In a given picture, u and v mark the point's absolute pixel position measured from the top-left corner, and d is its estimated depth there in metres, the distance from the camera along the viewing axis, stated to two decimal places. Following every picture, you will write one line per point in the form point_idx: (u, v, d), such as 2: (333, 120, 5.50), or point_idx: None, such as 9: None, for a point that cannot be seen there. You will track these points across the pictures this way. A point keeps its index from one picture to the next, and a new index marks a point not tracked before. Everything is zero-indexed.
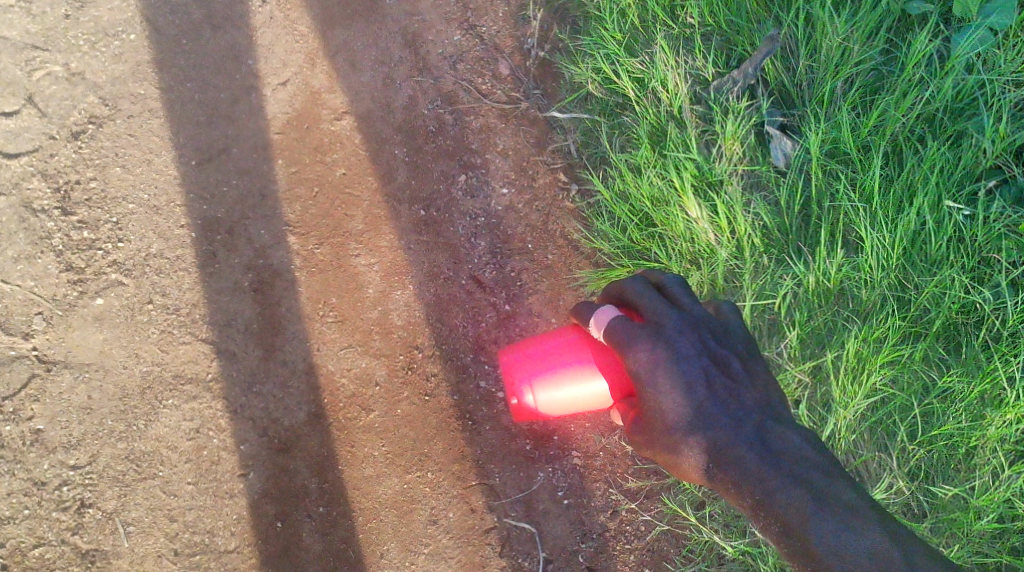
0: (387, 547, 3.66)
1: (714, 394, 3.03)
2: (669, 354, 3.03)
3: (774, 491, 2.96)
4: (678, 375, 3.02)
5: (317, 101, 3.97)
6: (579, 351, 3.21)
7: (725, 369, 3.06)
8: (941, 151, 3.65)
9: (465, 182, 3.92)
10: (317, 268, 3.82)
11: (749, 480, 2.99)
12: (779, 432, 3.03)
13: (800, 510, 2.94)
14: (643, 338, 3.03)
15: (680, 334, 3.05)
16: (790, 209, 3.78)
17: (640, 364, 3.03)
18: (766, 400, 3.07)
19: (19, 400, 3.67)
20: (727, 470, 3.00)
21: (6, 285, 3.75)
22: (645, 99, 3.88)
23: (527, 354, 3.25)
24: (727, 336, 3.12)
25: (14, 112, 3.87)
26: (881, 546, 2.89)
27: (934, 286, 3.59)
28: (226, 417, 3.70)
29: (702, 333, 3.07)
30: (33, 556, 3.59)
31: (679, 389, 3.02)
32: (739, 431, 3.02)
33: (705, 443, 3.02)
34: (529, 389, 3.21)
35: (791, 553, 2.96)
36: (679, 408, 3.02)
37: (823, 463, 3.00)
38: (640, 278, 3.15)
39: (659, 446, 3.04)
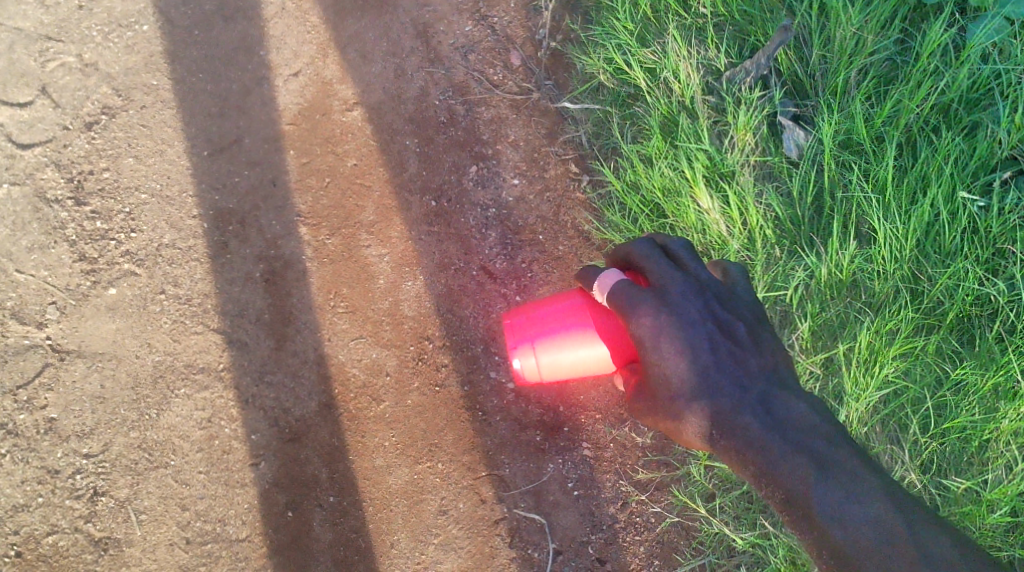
0: (397, 537, 3.67)
1: (719, 362, 3.02)
2: (673, 320, 3.02)
3: (778, 459, 2.95)
4: (681, 341, 3.01)
5: (328, 91, 3.98)
6: (582, 317, 3.24)
7: (730, 335, 3.05)
8: (955, 142, 3.64)
9: (476, 173, 3.92)
10: (328, 259, 3.83)
11: (752, 447, 2.97)
12: (784, 400, 3.01)
13: (804, 479, 2.92)
14: (647, 304, 3.03)
15: (685, 299, 3.04)
16: (803, 200, 3.77)
17: (644, 330, 3.02)
18: (772, 367, 3.05)
19: (33, 389, 3.70)
20: (729, 437, 2.99)
21: (21, 275, 3.77)
22: (657, 90, 3.88)
23: (531, 318, 3.29)
24: (733, 301, 3.10)
25: (28, 103, 3.89)
26: (885, 516, 2.89)
27: (948, 278, 3.58)
28: (237, 406, 3.72)
29: (707, 298, 3.06)
30: (46, 544, 3.62)
31: (682, 355, 3.02)
32: (743, 399, 3.01)
33: (708, 410, 3.01)
34: (532, 351, 3.26)
35: (794, 523, 2.93)
36: (682, 375, 3.02)
37: (828, 431, 2.98)
38: (647, 240, 3.14)
39: (661, 413, 3.04)
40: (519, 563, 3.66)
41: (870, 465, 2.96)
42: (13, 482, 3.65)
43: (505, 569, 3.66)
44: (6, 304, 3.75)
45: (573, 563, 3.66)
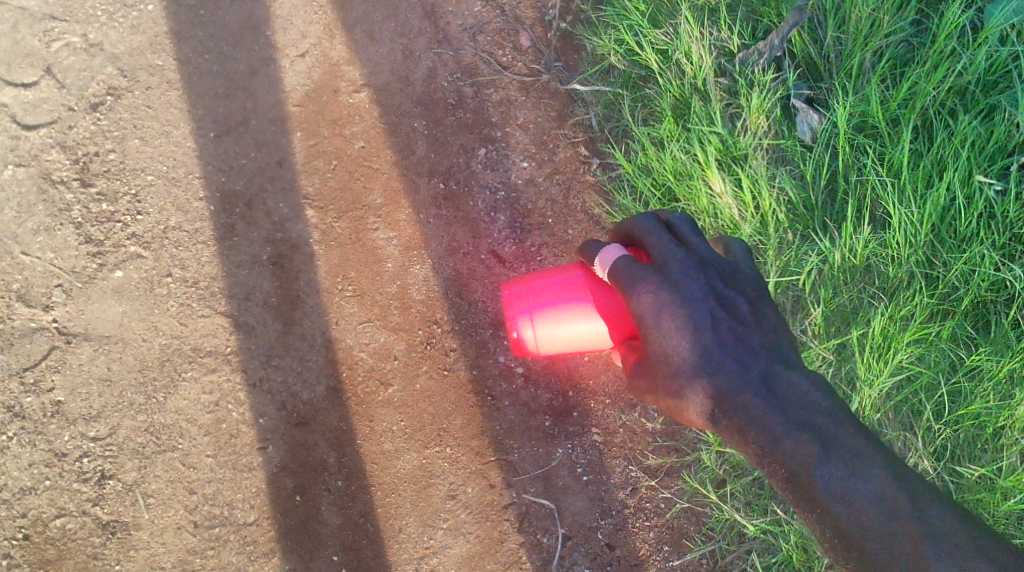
0: (406, 521, 3.65)
1: (721, 339, 2.98)
2: (673, 296, 2.99)
3: (780, 438, 2.91)
4: (682, 318, 2.98)
5: (336, 72, 3.94)
6: (582, 292, 3.22)
7: (732, 312, 3.00)
8: (973, 125, 3.58)
9: (485, 155, 3.89)
10: (336, 242, 3.80)
11: (754, 426, 2.93)
12: (786, 377, 2.96)
13: (807, 456, 2.88)
14: (648, 281, 3.00)
15: (686, 275, 3.01)
16: (816, 184, 3.73)
17: (644, 307, 2.99)
18: (775, 344, 3.00)
19: (39, 371, 3.68)
20: (731, 416, 2.95)
21: (27, 257, 3.74)
22: (668, 72, 3.83)
23: (531, 290, 3.26)
24: (736, 277, 3.05)
25: (33, 83, 3.86)
26: (889, 494, 2.84)
27: (964, 263, 3.53)
28: (244, 390, 3.70)
29: (709, 274, 3.02)
30: (54, 527, 3.60)
31: (683, 332, 2.98)
32: (745, 377, 2.96)
33: (710, 388, 2.96)
34: (531, 324, 3.24)
35: (796, 501, 2.89)
36: (683, 353, 2.98)
37: (831, 409, 2.93)
38: (649, 215, 3.11)
39: (662, 391, 3.01)
40: (528, 549, 3.64)
41: (876, 443, 2.91)
42: (20, 465, 3.63)
43: (513, 554, 3.64)
44: (12, 286, 3.72)
45: (583, 548, 3.64)
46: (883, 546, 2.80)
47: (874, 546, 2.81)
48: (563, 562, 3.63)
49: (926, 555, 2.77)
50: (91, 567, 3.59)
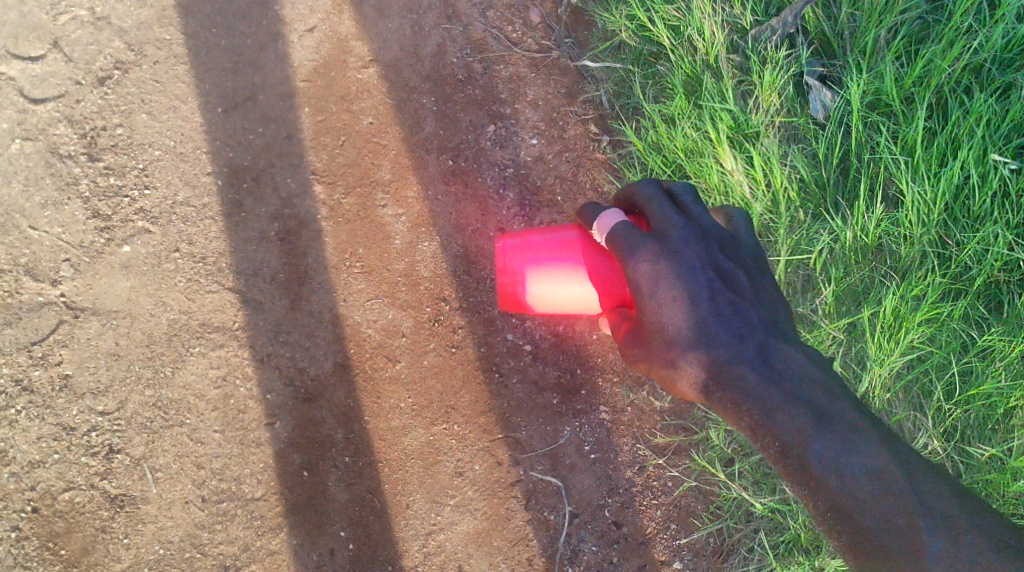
0: (413, 498, 3.64)
1: (718, 311, 2.95)
2: (673, 266, 2.96)
3: (776, 411, 2.89)
4: (680, 288, 2.95)
5: (344, 48, 3.91)
6: (576, 254, 3.19)
7: (730, 284, 2.99)
8: (988, 103, 3.54)
9: (495, 132, 3.87)
10: (344, 219, 3.79)
11: (749, 399, 2.91)
12: (782, 351, 2.94)
13: (801, 431, 2.88)
14: (646, 249, 2.97)
15: (685, 245, 2.99)
16: (828, 162, 3.71)
17: (642, 274, 2.97)
18: (772, 318, 2.98)
19: (48, 345, 3.65)
20: (726, 389, 2.92)
21: (34, 231, 3.72)
22: (680, 48, 3.81)
23: (524, 246, 3.23)
24: (736, 249, 3.04)
25: (40, 57, 3.84)
26: (884, 467, 2.84)
27: (977, 243, 3.50)
28: (252, 365, 3.69)
29: (709, 245, 3.00)
30: (63, 500, 3.58)
31: (680, 303, 2.95)
32: (741, 350, 2.93)
33: (706, 361, 2.93)
34: (523, 282, 3.23)
35: (790, 474, 2.89)
36: (680, 324, 2.95)
37: (827, 382, 2.93)
38: (651, 182, 3.09)
39: (656, 361, 2.96)
40: (535, 526, 3.64)
41: (869, 417, 2.91)
42: (28, 439, 3.60)
43: (521, 531, 3.63)
44: (20, 260, 3.69)
45: (590, 526, 3.64)
46: (876, 520, 2.81)
47: (867, 520, 2.82)
48: (570, 540, 3.63)
49: (919, 530, 2.79)
50: (99, 541, 3.56)
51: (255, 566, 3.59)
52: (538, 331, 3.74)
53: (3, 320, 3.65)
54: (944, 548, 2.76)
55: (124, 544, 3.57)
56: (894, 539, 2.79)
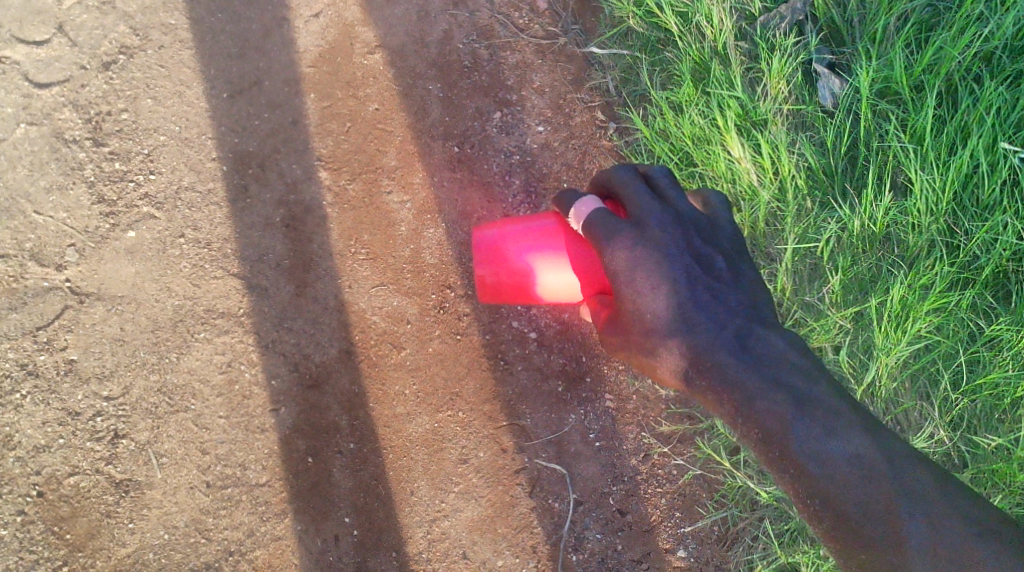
0: (418, 485, 3.64)
1: (697, 297, 2.95)
2: (649, 252, 2.96)
3: (755, 398, 2.85)
4: (657, 274, 2.95)
5: (350, 33, 3.90)
6: (557, 241, 3.18)
7: (709, 269, 2.98)
8: (998, 92, 3.51)
9: (501, 119, 3.87)
10: (349, 205, 3.78)
11: (728, 385, 2.88)
12: (761, 335, 2.92)
13: (781, 417, 2.83)
14: (623, 236, 2.97)
15: (662, 230, 2.98)
16: (836, 150, 3.68)
17: (618, 262, 2.96)
18: (751, 302, 2.97)
19: (53, 330, 3.65)
20: (705, 375, 2.90)
21: (39, 217, 3.71)
22: (688, 35, 3.79)
23: (504, 234, 3.22)
24: (714, 233, 3.04)
25: (45, 41, 3.83)
26: (865, 454, 2.80)
27: (986, 232, 3.48)
28: (257, 351, 3.68)
29: (687, 230, 3.00)
30: (68, 485, 3.57)
31: (658, 289, 2.95)
32: (720, 335, 2.92)
33: (684, 347, 2.93)
34: (503, 269, 3.21)
35: (770, 461, 2.84)
36: (659, 311, 2.94)
37: (807, 367, 2.89)
38: (627, 167, 3.08)
39: (635, 348, 2.97)
40: (540, 513, 3.63)
41: (851, 403, 2.87)
42: (33, 424, 3.60)
43: (525, 518, 3.63)
44: (26, 245, 3.69)
45: (594, 514, 3.63)
46: (858, 506, 2.76)
47: (850, 505, 2.77)
48: (574, 527, 3.63)
49: (900, 515, 2.75)
50: (104, 526, 3.56)
51: (260, 552, 3.58)
52: (543, 319, 3.73)
53: (8, 305, 3.65)
54: (925, 536, 2.74)
55: (129, 529, 3.56)
56: (875, 526, 2.75)
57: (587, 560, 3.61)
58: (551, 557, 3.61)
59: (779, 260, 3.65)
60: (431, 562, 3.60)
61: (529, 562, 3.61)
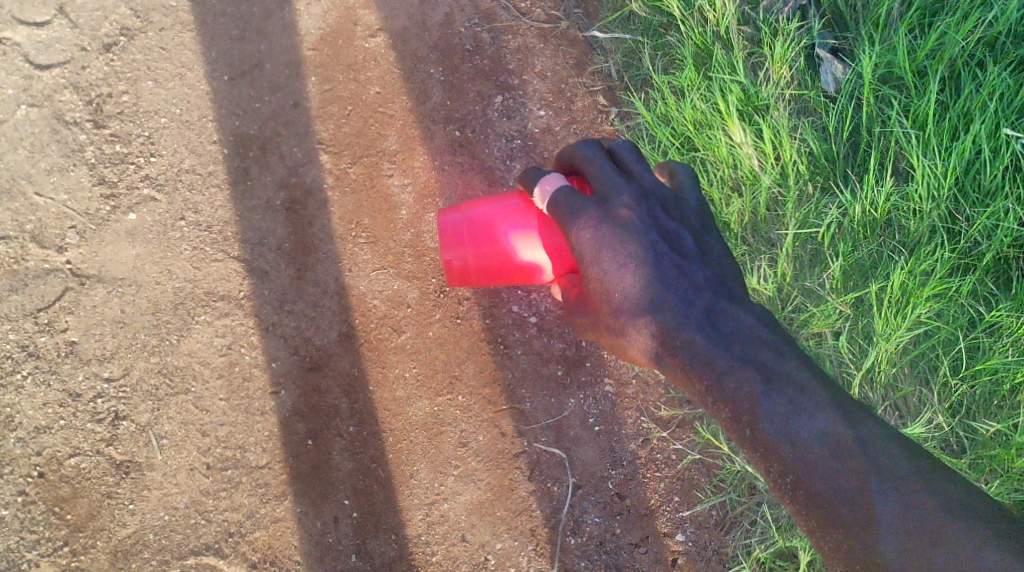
0: (417, 468, 3.65)
1: (664, 275, 2.96)
2: (614, 230, 2.98)
3: (724, 375, 2.85)
4: (623, 252, 2.97)
5: (351, 16, 3.90)
6: (524, 220, 3.21)
7: (675, 245, 3.00)
8: (1001, 77, 3.51)
9: (502, 103, 3.86)
10: (350, 188, 3.78)
11: (697, 363, 2.89)
12: (729, 312, 2.92)
13: (749, 394, 2.81)
14: (587, 214, 3.00)
15: (627, 207, 3.01)
16: (838, 136, 3.68)
17: (583, 241, 2.99)
18: (718, 278, 2.98)
19: (54, 312, 3.65)
20: (675, 354, 2.92)
21: (39, 198, 3.71)
22: (690, 19, 3.78)
23: (469, 216, 3.24)
24: (679, 208, 3.05)
25: (46, 22, 3.82)
26: (835, 431, 2.75)
27: (987, 218, 3.47)
28: (258, 334, 3.69)
29: (652, 206, 3.02)
30: (69, 466, 3.58)
31: (625, 267, 2.97)
32: (690, 312, 2.93)
33: (653, 326, 2.95)
34: (471, 251, 3.24)
35: (740, 439, 2.82)
36: (627, 290, 2.97)
37: (773, 342, 2.87)
38: (592, 145, 3.10)
39: (605, 328, 3.01)
40: (539, 497, 3.64)
41: (823, 380, 2.82)
42: (34, 405, 3.61)
43: (524, 501, 3.64)
44: (27, 227, 3.69)
45: (593, 497, 3.65)
46: (828, 484, 2.72)
47: (819, 485, 2.72)
48: (573, 511, 3.64)
49: (870, 493, 2.70)
50: (104, 507, 3.56)
51: (260, 533, 3.59)
52: (544, 304, 3.75)
53: (9, 286, 3.65)
54: (896, 515, 2.68)
55: (130, 510, 3.57)
56: (846, 506, 2.70)
57: (586, 544, 3.62)
58: (549, 540, 3.62)
59: (779, 245, 3.65)
60: (430, 545, 3.61)
61: (527, 545, 3.62)
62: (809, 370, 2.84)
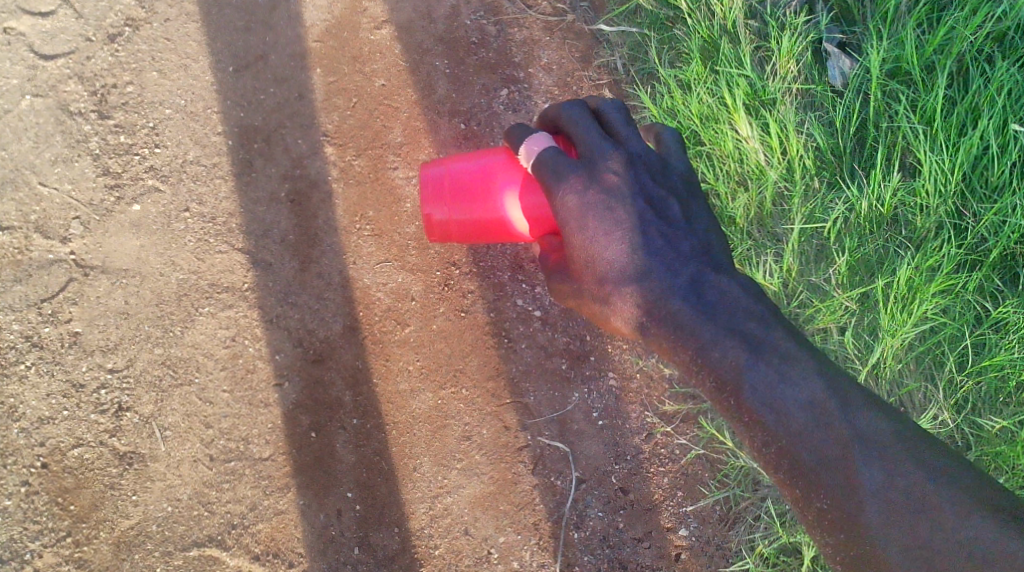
0: (421, 460, 3.64)
1: (650, 243, 2.97)
2: (600, 197, 2.96)
3: (709, 344, 2.86)
4: (609, 220, 2.96)
5: (357, 9, 3.91)
6: (506, 176, 3.18)
7: (661, 213, 2.99)
8: (1010, 73, 3.49)
9: (508, 96, 3.85)
10: (354, 181, 3.77)
11: (683, 332, 2.90)
12: (716, 281, 2.94)
13: (735, 363, 2.83)
14: (573, 179, 2.96)
15: (614, 172, 2.98)
16: (845, 130, 3.67)
17: (569, 207, 2.96)
18: (705, 246, 2.99)
19: (57, 303, 3.64)
20: (660, 324, 2.92)
21: (44, 188, 3.70)
22: (697, 12, 3.77)
23: (451, 173, 3.24)
24: (665, 173, 3.04)
25: (51, 12, 3.83)
26: (819, 398, 2.80)
27: (994, 214, 3.46)
28: (262, 326, 3.68)
29: (639, 171, 3.00)
30: (72, 457, 3.58)
31: (611, 236, 2.96)
32: (675, 281, 2.94)
33: (638, 295, 2.95)
34: (451, 209, 3.24)
35: (725, 409, 2.84)
36: (613, 258, 2.96)
37: (759, 310, 2.91)
38: (578, 103, 3.05)
39: (590, 296, 2.99)
40: (542, 491, 3.64)
41: (807, 348, 2.87)
42: (38, 395, 3.60)
43: (527, 495, 3.64)
44: (31, 217, 3.67)
45: (596, 492, 3.64)
46: (813, 454, 2.77)
47: (805, 456, 2.77)
48: (576, 505, 3.63)
49: (855, 463, 2.76)
50: (108, 497, 3.56)
51: (263, 525, 3.58)
52: (548, 297, 3.75)
53: (12, 277, 3.64)
54: (879, 480, 2.74)
55: (133, 501, 3.57)
56: (831, 476, 2.75)
57: (589, 538, 3.61)
58: (552, 534, 3.61)
59: (785, 240, 3.63)
60: (433, 538, 3.60)
61: (530, 539, 3.61)
62: (795, 339, 2.87)
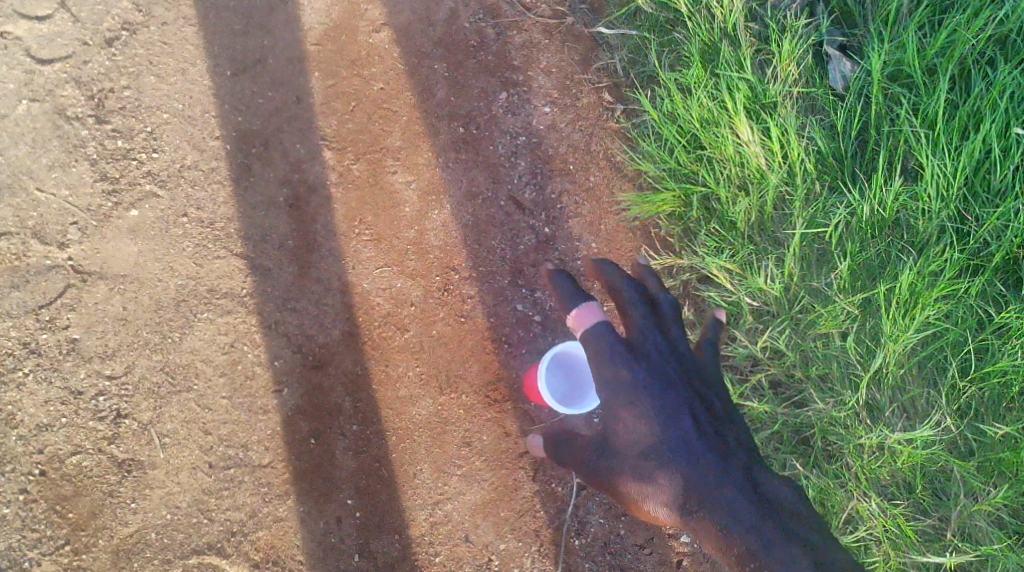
0: (421, 467, 3.62)
1: (701, 431, 3.11)
2: (642, 388, 3.18)
3: (748, 525, 3.00)
4: (640, 412, 3.17)
5: (355, 11, 3.86)
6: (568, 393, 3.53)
7: (710, 407, 3.15)
8: (1012, 75, 3.46)
9: (507, 100, 3.83)
10: (353, 185, 3.75)
11: (724, 512, 3.03)
12: (764, 476, 3.08)
13: (783, 560, 2.95)
14: (611, 347, 3.22)
15: (655, 362, 3.20)
16: (846, 134, 3.65)
17: (614, 375, 3.20)
18: (747, 444, 3.14)
19: (55, 309, 3.62)
20: (702, 509, 3.06)
21: (41, 194, 3.68)
22: (697, 15, 3.73)
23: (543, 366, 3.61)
24: (707, 380, 3.23)
25: (48, 17, 3.77)
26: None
27: (997, 218, 3.43)
28: (261, 332, 3.66)
29: (684, 371, 3.20)
30: (70, 464, 3.57)
31: (645, 420, 3.16)
32: (726, 477, 3.07)
33: (678, 481, 3.09)
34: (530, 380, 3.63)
35: None
36: (639, 437, 3.16)
37: (805, 514, 3.05)
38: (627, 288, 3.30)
39: (634, 476, 3.16)
40: (543, 497, 3.62)
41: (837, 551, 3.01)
42: (36, 402, 3.59)
43: (528, 502, 3.62)
44: (28, 222, 3.66)
45: (597, 498, 3.62)
46: None
47: None
48: (577, 511, 3.61)
49: None
50: (107, 505, 3.56)
51: (263, 533, 3.58)
52: (548, 302, 3.72)
53: (10, 283, 3.62)
54: None
55: (132, 509, 3.56)
56: None
57: (590, 544, 3.60)
58: (553, 541, 3.60)
59: (786, 245, 3.64)
60: (433, 545, 3.59)
61: (532, 545, 3.60)
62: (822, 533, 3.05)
